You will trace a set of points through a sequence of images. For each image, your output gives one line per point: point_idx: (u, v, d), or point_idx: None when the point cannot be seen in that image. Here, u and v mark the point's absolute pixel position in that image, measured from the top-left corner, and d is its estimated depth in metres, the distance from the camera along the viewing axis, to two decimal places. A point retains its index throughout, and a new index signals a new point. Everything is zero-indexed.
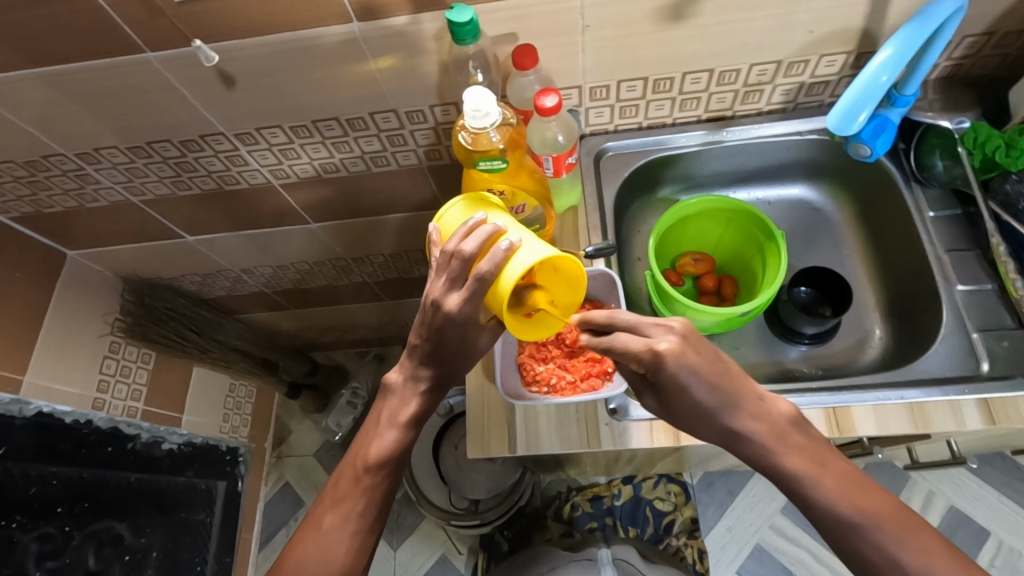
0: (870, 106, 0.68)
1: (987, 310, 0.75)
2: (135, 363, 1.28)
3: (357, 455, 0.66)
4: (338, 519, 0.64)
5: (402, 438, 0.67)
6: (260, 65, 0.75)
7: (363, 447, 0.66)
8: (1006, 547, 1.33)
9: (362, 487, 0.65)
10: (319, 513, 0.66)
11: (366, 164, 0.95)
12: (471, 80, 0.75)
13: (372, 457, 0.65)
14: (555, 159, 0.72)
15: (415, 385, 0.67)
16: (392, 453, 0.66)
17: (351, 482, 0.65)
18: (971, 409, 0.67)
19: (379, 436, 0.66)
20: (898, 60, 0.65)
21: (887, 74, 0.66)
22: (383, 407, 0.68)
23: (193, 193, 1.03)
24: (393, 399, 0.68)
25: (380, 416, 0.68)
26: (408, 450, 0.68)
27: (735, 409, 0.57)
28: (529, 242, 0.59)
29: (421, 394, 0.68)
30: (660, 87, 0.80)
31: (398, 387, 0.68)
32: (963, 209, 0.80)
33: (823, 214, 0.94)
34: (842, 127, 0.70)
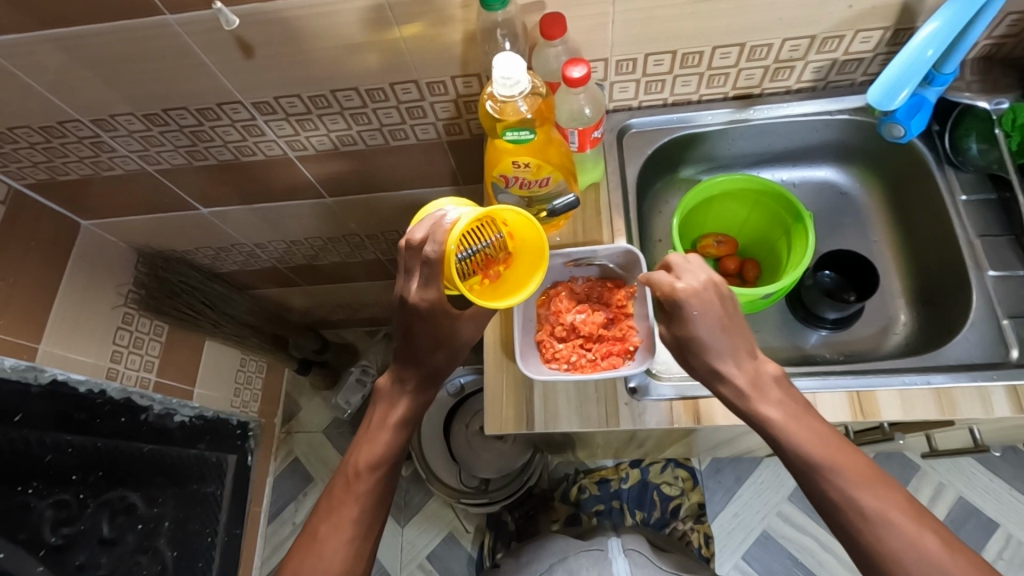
0: (914, 82, 0.66)
1: (1020, 296, 0.73)
2: (148, 335, 1.28)
3: (348, 464, 0.68)
4: (345, 509, 0.65)
5: (396, 436, 0.69)
6: (278, 31, 0.73)
7: (360, 446, 0.68)
8: (1015, 540, 1.33)
9: (366, 473, 0.67)
10: (318, 518, 0.67)
11: (384, 137, 0.94)
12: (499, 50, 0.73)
13: (360, 464, 0.67)
14: (581, 132, 0.70)
15: (401, 388, 0.70)
16: (385, 454, 0.68)
17: (352, 474, 0.67)
18: (1000, 396, 0.66)
19: (373, 435, 0.68)
20: (945, 34, 0.63)
21: (933, 48, 0.64)
22: (372, 413, 0.70)
23: (208, 163, 1.01)
24: (381, 404, 0.70)
25: (370, 421, 0.70)
26: (400, 448, 0.69)
27: (729, 346, 0.59)
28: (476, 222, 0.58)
29: (407, 396, 0.70)
30: (688, 61, 0.78)
31: (385, 392, 0.71)
32: (997, 194, 0.78)
33: (849, 197, 0.92)
34: (883, 103, 0.68)
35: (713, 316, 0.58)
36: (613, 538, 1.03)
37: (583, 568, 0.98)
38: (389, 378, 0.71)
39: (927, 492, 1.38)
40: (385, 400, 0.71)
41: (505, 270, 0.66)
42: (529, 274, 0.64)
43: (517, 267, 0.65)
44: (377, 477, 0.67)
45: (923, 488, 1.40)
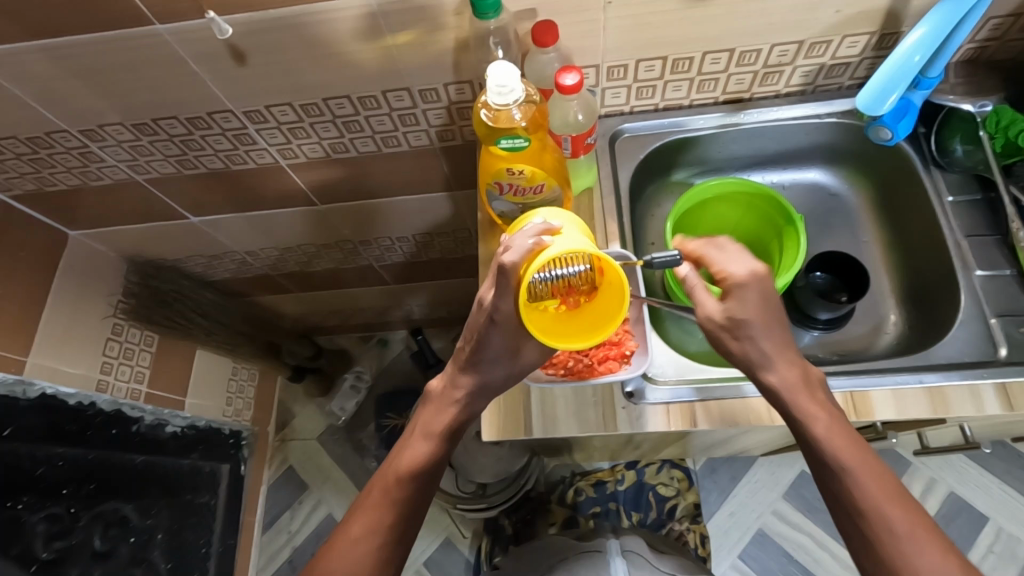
0: (902, 87, 0.67)
1: (1007, 296, 0.73)
2: (138, 346, 1.27)
3: (389, 468, 0.67)
4: (373, 515, 0.64)
5: (437, 449, 0.68)
6: (271, 41, 0.73)
7: (403, 452, 0.68)
8: (1005, 534, 1.36)
9: (403, 481, 0.66)
10: (348, 518, 0.66)
11: (376, 144, 0.94)
12: (492, 57, 0.73)
13: (401, 469, 0.66)
14: (575, 138, 0.71)
15: (452, 394, 0.69)
16: (425, 465, 0.67)
17: (392, 478, 0.66)
18: (990, 394, 0.67)
19: (416, 441, 0.68)
20: (932, 40, 0.65)
21: (921, 54, 0.65)
22: (419, 419, 0.70)
23: (198, 172, 1.01)
24: (429, 409, 0.70)
25: (417, 426, 0.69)
26: (442, 460, 0.69)
27: (772, 354, 0.61)
28: (562, 240, 0.60)
29: (456, 405, 0.69)
30: (679, 67, 0.79)
31: (436, 396, 0.70)
32: (983, 194, 0.79)
33: (840, 199, 0.93)
34: (872, 108, 0.68)
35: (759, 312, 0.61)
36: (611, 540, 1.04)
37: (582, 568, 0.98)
38: (443, 382, 0.70)
39: (919, 487, 1.41)
40: (435, 405, 0.70)
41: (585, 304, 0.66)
42: (602, 321, 0.63)
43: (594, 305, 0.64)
44: (414, 487, 0.66)
45: (915, 484, 1.42)
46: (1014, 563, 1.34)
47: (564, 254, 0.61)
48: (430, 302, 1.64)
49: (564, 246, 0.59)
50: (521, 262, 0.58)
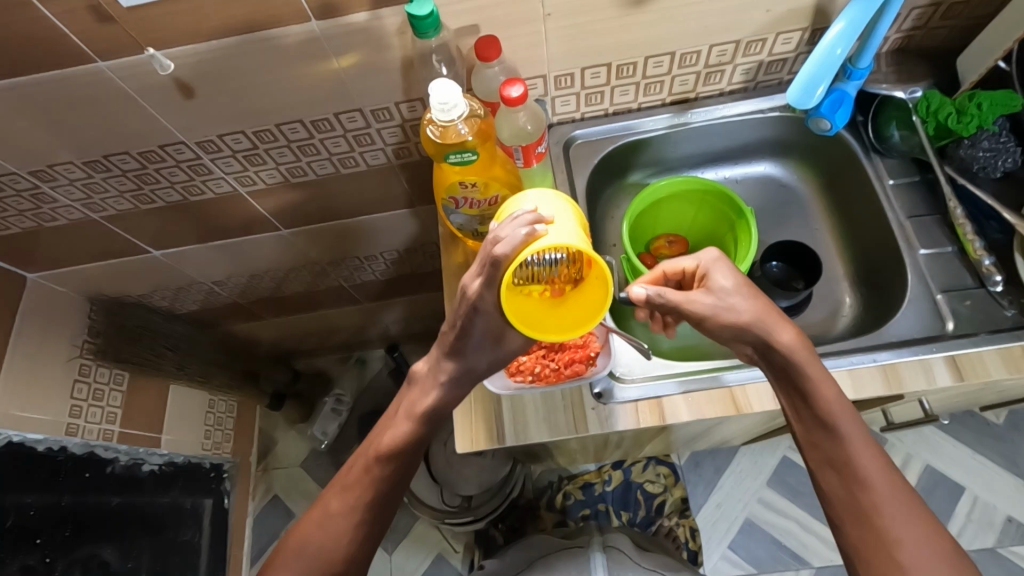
0: (828, 79, 0.71)
1: (950, 272, 0.75)
2: (108, 386, 1.23)
3: (370, 445, 0.68)
4: (348, 494, 0.65)
5: (417, 432, 0.68)
6: (218, 71, 0.74)
7: (383, 431, 0.68)
8: (981, 502, 1.40)
9: (381, 459, 0.66)
10: (330, 490, 0.67)
11: (334, 166, 0.94)
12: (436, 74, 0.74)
13: (381, 447, 0.67)
14: (525, 148, 0.71)
15: (435, 377, 0.68)
16: (403, 445, 0.67)
17: (371, 454, 0.67)
18: (940, 366, 0.69)
19: (399, 421, 0.68)
20: (851, 32, 0.67)
21: (842, 47, 0.68)
22: (404, 398, 0.70)
23: (156, 205, 1.00)
24: (415, 390, 0.70)
25: (400, 405, 0.69)
26: (422, 443, 0.68)
27: (764, 326, 0.62)
28: (554, 230, 0.58)
29: (439, 388, 0.68)
30: (624, 72, 0.81)
31: (421, 378, 0.70)
32: (921, 175, 0.82)
33: (790, 189, 0.96)
34: (803, 101, 0.72)
35: (744, 291, 0.64)
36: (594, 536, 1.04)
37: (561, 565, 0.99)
38: (427, 365, 0.69)
39: (897, 464, 1.45)
40: (419, 388, 0.69)
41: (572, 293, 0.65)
42: (583, 317, 0.61)
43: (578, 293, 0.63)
44: (392, 467, 0.66)
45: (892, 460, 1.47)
46: (991, 529, 1.38)
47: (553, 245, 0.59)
48: (406, 318, 1.64)
49: (556, 238, 0.57)
50: (515, 254, 0.55)
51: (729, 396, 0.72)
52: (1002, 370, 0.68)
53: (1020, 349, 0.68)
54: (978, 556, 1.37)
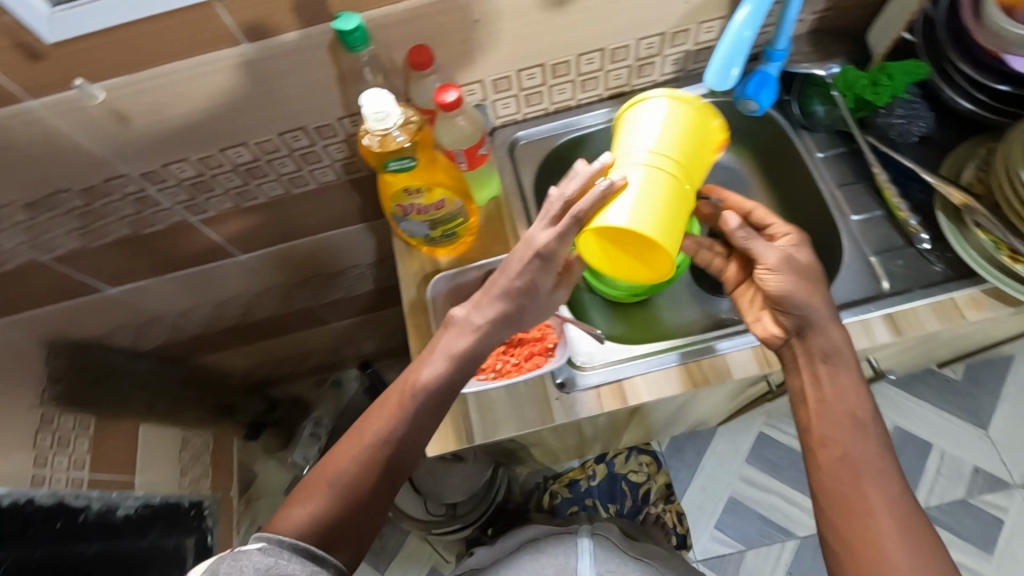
0: (741, 61, 0.73)
1: (881, 234, 0.79)
2: (74, 432, 1.17)
3: (407, 380, 0.67)
4: (381, 424, 0.66)
5: (450, 373, 0.67)
6: (156, 100, 0.73)
7: (420, 368, 0.67)
8: (948, 456, 1.46)
9: (415, 394, 0.66)
10: (365, 416, 0.67)
11: (285, 186, 0.95)
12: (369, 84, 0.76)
13: (418, 383, 0.66)
14: (467, 151, 0.75)
15: (473, 320, 0.67)
16: (438, 385, 0.66)
17: (407, 388, 0.66)
18: (878, 324, 0.73)
19: (436, 359, 0.67)
20: (757, 16, 0.70)
21: (750, 30, 0.71)
22: (441, 337, 0.68)
23: (106, 242, 0.98)
24: (451, 331, 0.68)
25: (436, 343, 0.68)
26: (450, 391, 0.67)
27: (824, 311, 0.64)
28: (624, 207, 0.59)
29: (477, 332, 0.67)
30: (559, 71, 0.84)
31: (460, 320, 0.68)
32: (846, 146, 0.86)
33: (732, 169, 0.98)
34: (720, 83, 0.75)
35: (809, 269, 0.66)
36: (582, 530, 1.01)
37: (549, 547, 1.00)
38: (467, 309, 0.68)
39: None
40: (455, 327, 0.68)
41: None
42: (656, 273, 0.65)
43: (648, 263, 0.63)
44: (425, 405, 0.66)
45: None
46: (961, 481, 1.44)
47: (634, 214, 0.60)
48: (377, 336, 1.65)
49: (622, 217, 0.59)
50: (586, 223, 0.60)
51: (686, 372, 0.75)
52: (935, 322, 0.72)
53: (949, 301, 0.73)
54: (951, 509, 1.42)
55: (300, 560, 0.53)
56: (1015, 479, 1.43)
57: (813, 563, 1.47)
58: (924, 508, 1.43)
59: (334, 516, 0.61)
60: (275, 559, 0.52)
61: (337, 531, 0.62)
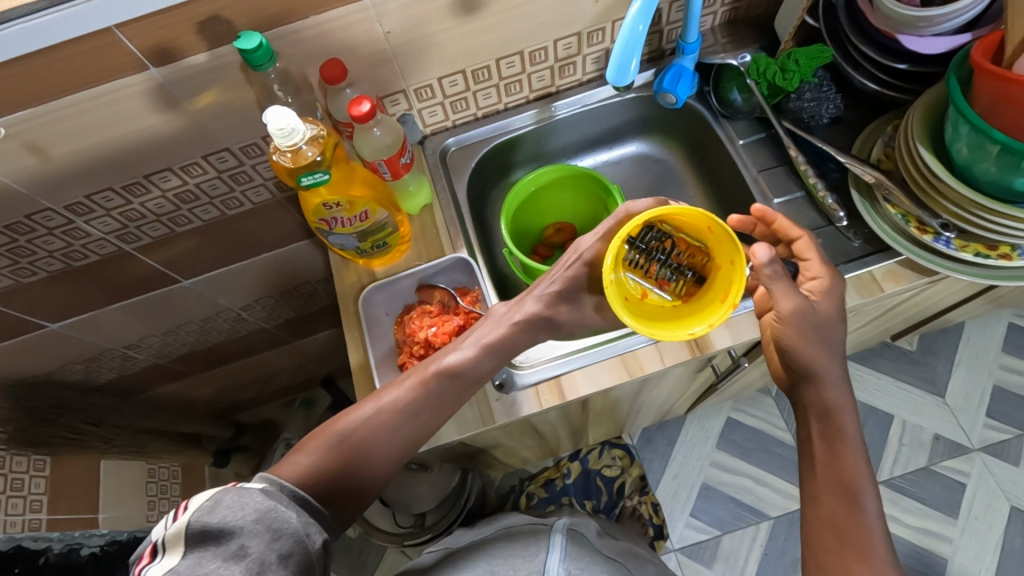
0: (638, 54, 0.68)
1: (802, 215, 0.81)
2: (28, 474, 1.15)
3: (432, 362, 0.69)
4: (396, 396, 0.66)
5: (475, 360, 0.68)
6: (67, 131, 0.73)
7: (450, 352, 0.69)
8: (909, 425, 1.50)
9: (440, 377, 0.67)
10: (385, 387, 0.68)
11: (219, 208, 0.94)
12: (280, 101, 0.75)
13: (444, 365, 0.67)
14: (388, 161, 0.75)
15: (511, 313, 0.70)
16: (462, 371, 0.68)
17: (433, 368, 0.67)
18: None
19: (467, 346, 0.69)
20: (649, 7, 0.64)
21: (643, 23, 0.65)
22: (473, 328, 0.71)
23: (38, 278, 0.96)
24: (485, 323, 0.70)
25: (467, 334, 0.70)
26: (474, 379, 0.69)
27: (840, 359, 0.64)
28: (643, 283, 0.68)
29: (511, 326, 0.69)
30: (480, 76, 0.85)
31: (497, 313, 0.71)
32: (766, 131, 0.88)
33: (663, 162, 1.02)
34: (620, 79, 0.70)
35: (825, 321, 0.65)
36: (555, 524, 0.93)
37: (522, 539, 0.91)
38: (508, 305, 0.71)
39: None
40: (493, 321, 0.71)
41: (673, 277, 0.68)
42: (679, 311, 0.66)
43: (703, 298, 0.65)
44: (447, 388, 0.67)
45: None
46: (922, 449, 1.47)
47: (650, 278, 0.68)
48: (341, 352, 1.64)
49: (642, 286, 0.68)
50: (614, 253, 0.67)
51: (621, 363, 0.76)
52: (857, 297, 0.74)
53: (868, 275, 0.75)
54: (915, 477, 1.45)
55: (297, 507, 0.54)
56: (973, 443, 1.46)
57: (786, 541, 1.48)
58: (890, 479, 1.46)
59: (332, 471, 0.61)
60: (274, 503, 0.53)
61: (332, 485, 0.61)
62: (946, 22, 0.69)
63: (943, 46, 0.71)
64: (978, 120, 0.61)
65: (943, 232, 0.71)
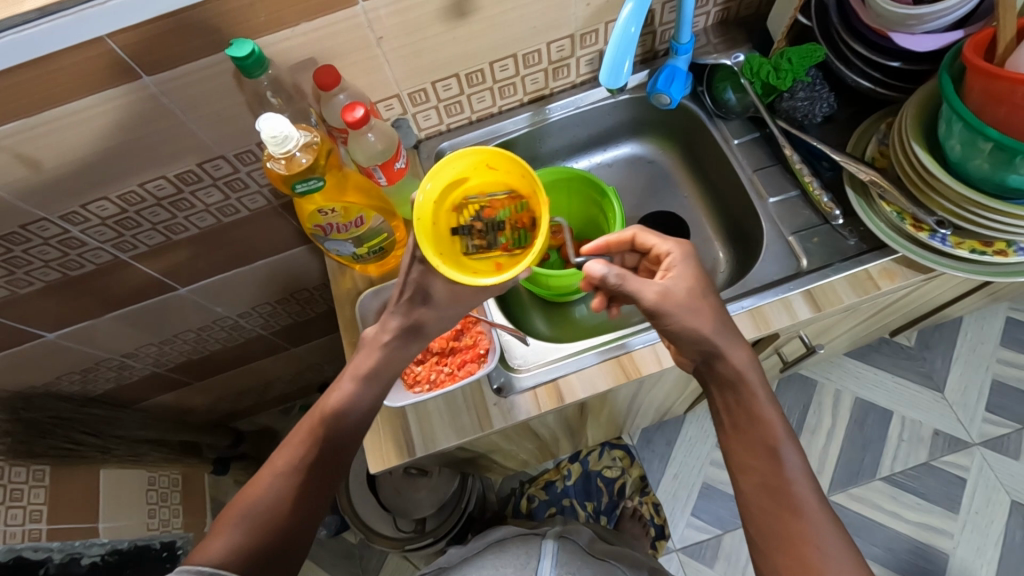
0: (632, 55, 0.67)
1: (797, 214, 0.82)
2: (28, 484, 1.17)
3: (317, 409, 0.67)
4: (293, 452, 0.64)
5: (363, 391, 0.67)
6: (58, 142, 0.72)
7: (330, 393, 0.67)
8: (908, 421, 1.50)
9: (327, 420, 0.66)
10: (276, 453, 0.66)
11: (214, 216, 0.94)
12: (271, 107, 0.74)
13: (328, 409, 0.66)
14: (382, 167, 0.74)
15: (380, 338, 0.69)
16: (351, 406, 0.67)
17: (318, 415, 0.66)
18: (800, 302, 0.75)
19: (344, 382, 0.68)
20: (641, 8, 0.63)
21: (635, 24, 0.64)
22: (350, 362, 0.69)
23: (34, 288, 0.95)
24: (360, 355, 0.69)
25: (347, 367, 0.69)
26: (367, 409, 0.68)
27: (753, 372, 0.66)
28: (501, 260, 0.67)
29: (383, 348, 0.69)
30: (474, 80, 0.85)
31: (366, 342, 0.70)
32: (760, 131, 0.88)
33: (657, 163, 1.02)
34: (614, 81, 0.68)
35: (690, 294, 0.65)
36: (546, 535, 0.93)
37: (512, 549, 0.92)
38: (373, 327, 0.70)
39: (829, 401, 1.54)
40: (365, 350, 0.69)
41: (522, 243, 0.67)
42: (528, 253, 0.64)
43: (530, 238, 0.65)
44: (340, 427, 0.66)
45: (825, 399, 1.55)
46: (921, 444, 1.47)
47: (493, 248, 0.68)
48: (338, 359, 1.64)
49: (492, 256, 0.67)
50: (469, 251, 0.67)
51: (619, 365, 0.76)
52: (852, 294, 0.74)
53: (864, 272, 0.75)
54: (915, 472, 1.46)
55: None
56: (973, 438, 1.46)
57: None
58: (890, 475, 1.46)
59: (248, 546, 0.59)
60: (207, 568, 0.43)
61: (256, 557, 0.59)
62: (937, 20, 0.70)
63: (934, 44, 0.71)
64: (971, 117, 0.61)
65: (939, 229, 0.71)
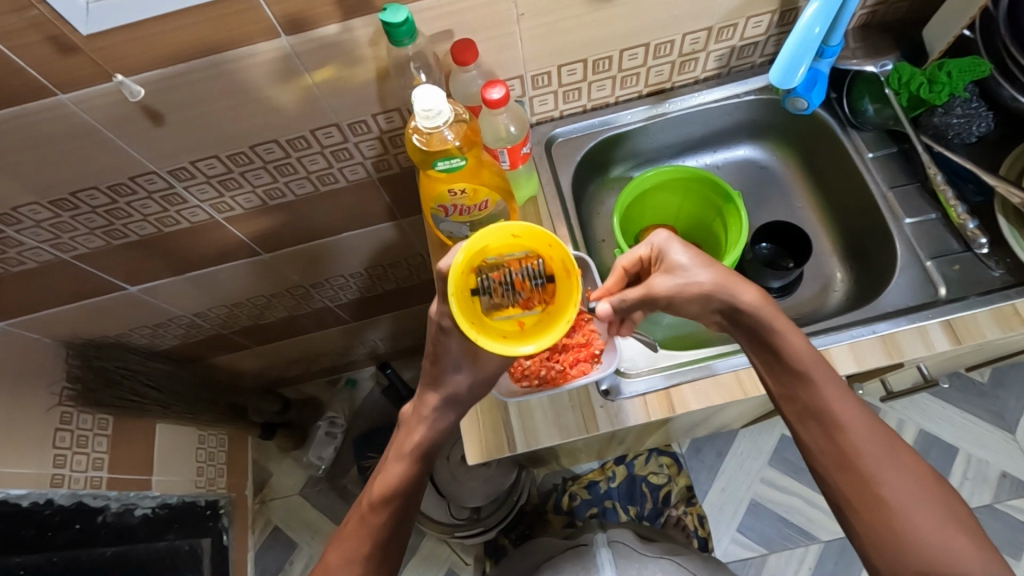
0: (808, 59, 0.74)
1: (936, 237, 0.77)
2: (92, 431, 1.15)
3: (365, 494, 0.67)
4: (345, 548, 0.64)
5: (411, 471, 0.67)
6: (183, 97, 0.71)
7: (376, 478, 0.67)
8: (975, 459, 1.44)
9: (375, 508, 0.65)
10: (328, 547, 0.66)
11: (313, 184, 0.92)
12: (415, 82, 0.73)
13: (376, 495, 0.65)
14: (510, 150, 0.71)
15: (420, 414, 0.68)
16: (399, 488, 0.66)
17: (366, 504, 0.66)
18: (937, 332, 0.70)
19: (390, 464, 0.67)
20: (827, 11, 0.70)
21: (819, 25, 0.71)
22: (393, 442, 0.69)
23: (129, 241, 0.95)
24: (400, 433, 0.69)
25: (392, 449, 0.69)
26: (415, 488, 0.67)
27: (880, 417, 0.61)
28: (528, 321, 0.58)
29: (426, 423, 0.68)
30: (600, 67, 0.81)
31: (405, 420, 0.70)
32: (898, 146, 0.83)
33: (769, 170, 0.97)
34: (785, 80, 0.76)
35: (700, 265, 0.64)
36: (598, 534, 1.04)
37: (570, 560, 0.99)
38: (412, 405, 0.70)
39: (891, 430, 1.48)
40: (406, 427, 0.69)
41: (550, 304, 0.58)
42: (564, 308, 0.57)
43: (561, 294, 0.58)
44: (391, 512, 0.65)
45: None
46: (987, 485, 1.41)
47: (515, 308, 0.59)
48: (390, 337, 1.63)
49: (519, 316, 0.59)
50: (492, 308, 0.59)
51: (737, 380, 0.73)
52: (995, 329, 0.69)
53: (1011, 307, 0.69)
54: (977, 513, 1.40)
55: None
56: None
57: (836, 568, 1.44)
58: None
59: None
60: None
61: None
62: None
63: None
64: None
65: None
